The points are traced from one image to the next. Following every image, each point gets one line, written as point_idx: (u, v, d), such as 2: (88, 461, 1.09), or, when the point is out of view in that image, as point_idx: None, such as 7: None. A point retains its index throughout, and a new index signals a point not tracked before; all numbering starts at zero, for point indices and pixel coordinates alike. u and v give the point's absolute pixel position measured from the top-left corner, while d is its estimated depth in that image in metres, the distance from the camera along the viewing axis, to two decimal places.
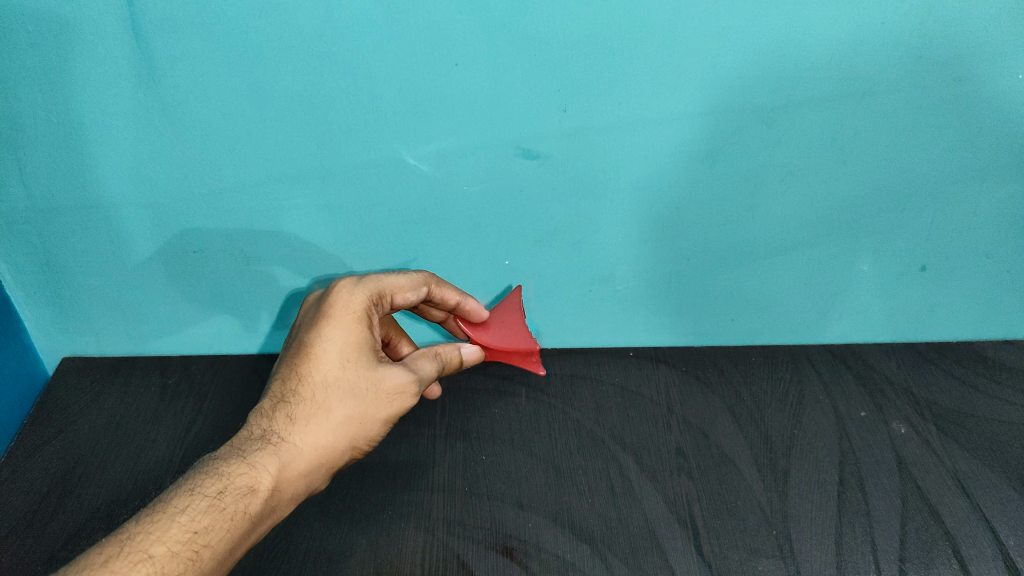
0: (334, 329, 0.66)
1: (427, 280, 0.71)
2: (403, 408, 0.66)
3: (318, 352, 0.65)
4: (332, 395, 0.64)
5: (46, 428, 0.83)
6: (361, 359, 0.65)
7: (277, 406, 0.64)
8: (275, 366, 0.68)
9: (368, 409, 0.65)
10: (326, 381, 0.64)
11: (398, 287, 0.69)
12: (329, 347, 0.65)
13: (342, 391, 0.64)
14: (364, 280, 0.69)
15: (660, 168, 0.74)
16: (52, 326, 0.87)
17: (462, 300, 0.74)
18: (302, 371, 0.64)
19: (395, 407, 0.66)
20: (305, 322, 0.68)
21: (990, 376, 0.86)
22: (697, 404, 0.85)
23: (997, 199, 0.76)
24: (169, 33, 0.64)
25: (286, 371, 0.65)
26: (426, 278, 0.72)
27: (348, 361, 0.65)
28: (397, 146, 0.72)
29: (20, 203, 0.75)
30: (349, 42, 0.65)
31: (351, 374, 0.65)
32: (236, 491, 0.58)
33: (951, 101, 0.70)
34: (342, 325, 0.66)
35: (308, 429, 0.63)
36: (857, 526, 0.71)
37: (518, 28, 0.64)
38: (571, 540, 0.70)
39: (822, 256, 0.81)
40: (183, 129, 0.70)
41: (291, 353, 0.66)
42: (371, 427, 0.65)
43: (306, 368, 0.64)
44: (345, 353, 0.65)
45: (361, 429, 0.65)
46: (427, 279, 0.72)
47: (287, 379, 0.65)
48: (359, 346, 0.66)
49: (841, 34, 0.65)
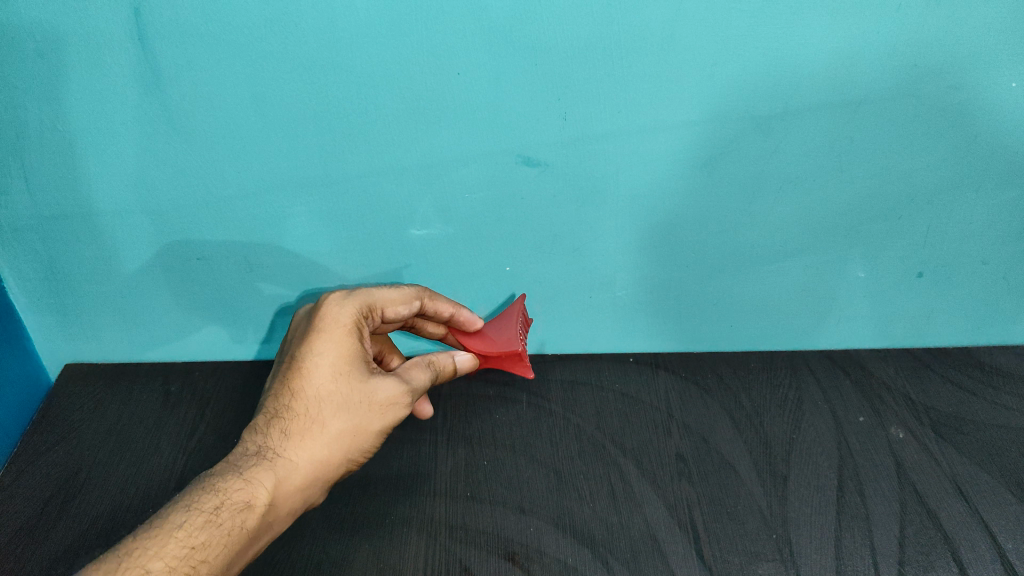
0: (325, 343, 0.66)
1: (423, 293, 0.73)
2: (394, 420, 0.67)
3: (311, 366, 0.65)
4: (326, 408, 0.64)
5: (49, 434, 0.84)
6: (354, 372, 0.66)
7: (272, 421, 0.64)
8: (268, 380, 0.68)
9: (362, 421, 0.65)
10: (319, 395, 0.64)
11: (389, 301, 0.70)
12: (320, 361, 0.65)
13: (335, 405, 0.65)
14: (354, 293, 0.69)
15: (659, 176, 0.75)
16: (56, 333, 0.87)
17: (456, 312, 0.75)
18: (295, 386, 0.65)
19: (388, 418, 0.66)
20: (297, 337, 0.69)
21: (987, 381, 0.87)
22: (697, 410, 0.85)
23: (993, 205, 0.77)
24: (174, 42, 0.65)
25: (279, 386, 0.65)
26: (419, 292, 0.73)
27: (341, 374, 0.65)
28: (400, 154, 0.73)
29: (26, 210, 0.75)
30: (352, 52, 0.66)
31: (344, 388, 0.65)
32: (233, 507, 0.59)
33: (946, 110, 0.71)
34: (334, 338, 0.66)
35: (303, 443, 0.63)
36: (856, 530, 0.72)
37: (519, 37, 0.65)
38: (573, 545, 0.71)
39: (821, 262, 0.82)
40: (188, 138, 0.71)
41: (284, 368, 0.66)
42: (366, 439, 0.66)
43: (299, 382, 0.65)
44: (336, 366, 0.65)
45: (355, 441, 0.65)
46: (420, 293, 0.73)
47: (281, 393, 0.65)
48: (350, 359, 0.66)
49: (838, 43, 0.66)
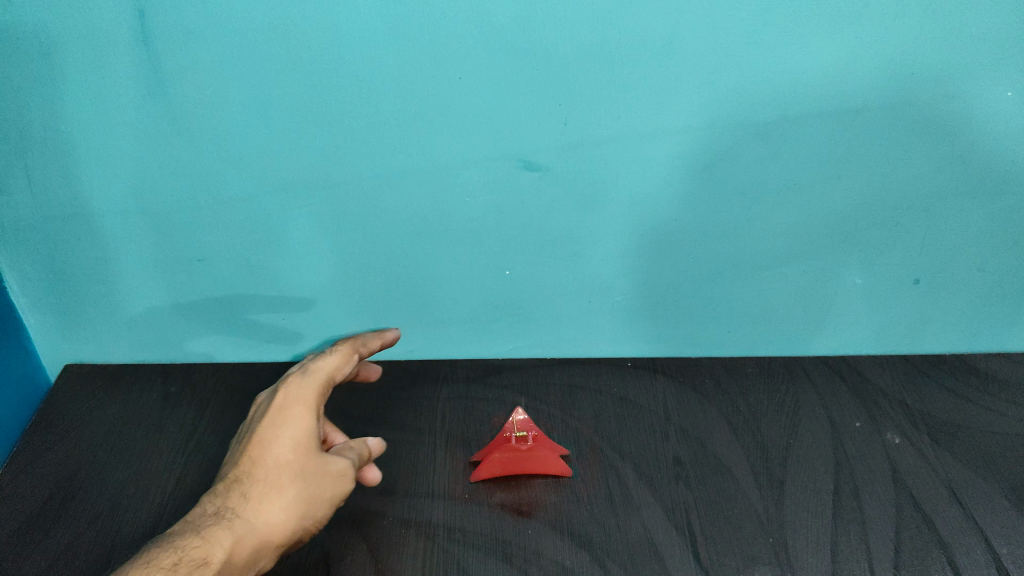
0: (285, 416, 0.69)
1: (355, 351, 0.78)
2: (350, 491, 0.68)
3: (272, 437, 0.68)
4: (284, 475, 0.66)
5: (48, 434, 0.84)
6: (313, 441, 0.68)
7: (232, 485, 0.67)
8: (233, 446, 0.71)
9: (316, 491, 0.66)
10: (279, 464, 0.67)
11: (336, 367, 0.75)
12: (282, 431, 0.69)
13: (294, 473, 0.67)
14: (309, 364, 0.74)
15: (659, 182, 0.75)
16: (55, 333, 0.87)
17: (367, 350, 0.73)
18: (256, 454, 0.68)
19: (341, 490, 0.67)
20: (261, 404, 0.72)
21: (983, 388, 0.88)
22: (694, 414, 0.85)
23: (988, 213, 0.78)
24: (178, 44, 0.65)
25: (240, 456, 0.68)
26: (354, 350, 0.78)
27: (297, 445, 0.68)
28: (401, 157, 0.73)
29: (28, 210, 0.76)
30: (354, 54, 0.66)
31: (304, 456, 0.67)
32: (189, 564, 0.60)
33: (942, 117, 0.71)
34: (294, 411, 0.70)
35: (261, 508, 0.65)
36: (852, 534, 0.72)
37: (522, 42, 0.66)
38: (570, 547, 0.71)
39: (819, 268, 0.83)
40: (190, 139, 0.71)
41: (245, 440, 0.69)
42: (321, 508, 0.66)
43: (261, 450, 0.68)
44: (296, 436, 0.68)
45: (309, 511, 0.66)
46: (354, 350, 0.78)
47: (242, 460, 0.68)
48: (309, 428, 0.69)
49: (834, 51, 0.67)
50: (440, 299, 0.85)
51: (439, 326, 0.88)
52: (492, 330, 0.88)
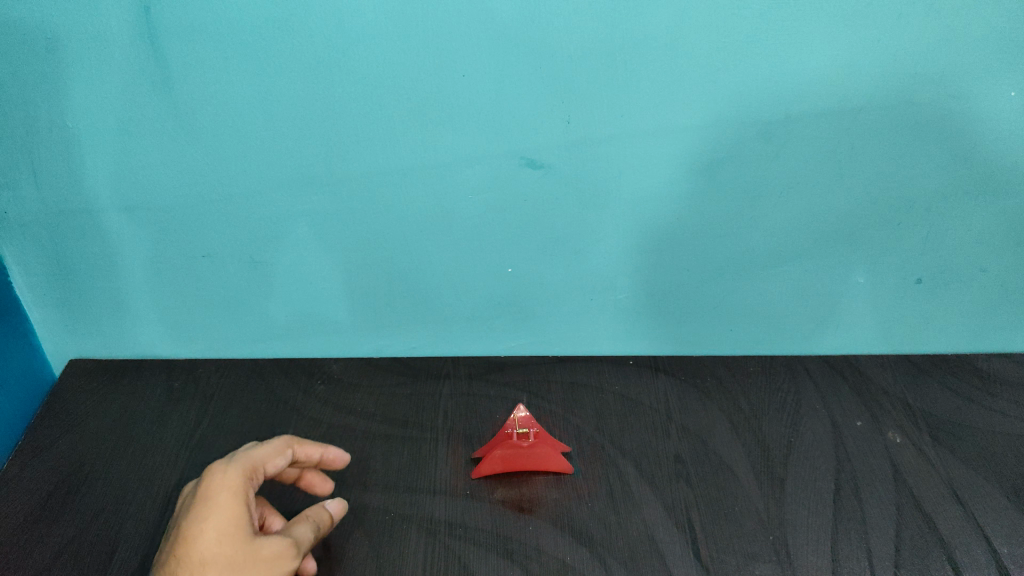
0: (208, 509, 0.59)
1: (288, 444, 0.66)
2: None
3: (194, 533, 0.58)
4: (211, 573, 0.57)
5: (52, 427, 0.84)
6: (241, 534, 0.59)
7: None
8: (161, 548, 0.61)
9: None
10: (203, 562, 0.57)
11: (266, 457, 0.64)
12: (203, 526, 0.58)
13: (221, 569, 0.57)
14: (234, 456, 0.63)
15: (662, 180, 0.76)
16: (60, 328, 0.88)
17: (325, 453, 0.68)
18: (178, 554, 0.58)
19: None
20: (187, 496, 0.63)
21: (985, 388, 0.88)
22: (695, 412, 0.85)
23: (990, 213, 0.78)
24: (183, 40, 0.66)
25: (165, 557, 0.59)
26: (289, 441, 0.67)
27: (225, 535, 0.58)
28: (404, 155, 0.73)
29: (34, 205, 0.76)
30: (358, 51, 0.66)
31: (230, 551, 0.58)
32: None
33: (945, 117, 0.71)
34: (218, 504, 0.59)
35: None
36: (852, 533, 0.73)
37: (526, 40, 0.66)
38: (571, 543, 0.71)
39: (822, 267, 0.83)
40: (195, 136, 0.71)
41: (170, 539, 0.60)
42: None
43: (183, 550, 0.58)
44: (220, 529, 0.58)
45: None
46: (291, 441, 0.67)
47: (167, 561, 0.58)
48: (236, 516, 0.59)
49: (837, 50, 0.67)
50: (443, 296, 0.85)
51: (442, 323, 0.88)
52: (494, 327, 0.89)
